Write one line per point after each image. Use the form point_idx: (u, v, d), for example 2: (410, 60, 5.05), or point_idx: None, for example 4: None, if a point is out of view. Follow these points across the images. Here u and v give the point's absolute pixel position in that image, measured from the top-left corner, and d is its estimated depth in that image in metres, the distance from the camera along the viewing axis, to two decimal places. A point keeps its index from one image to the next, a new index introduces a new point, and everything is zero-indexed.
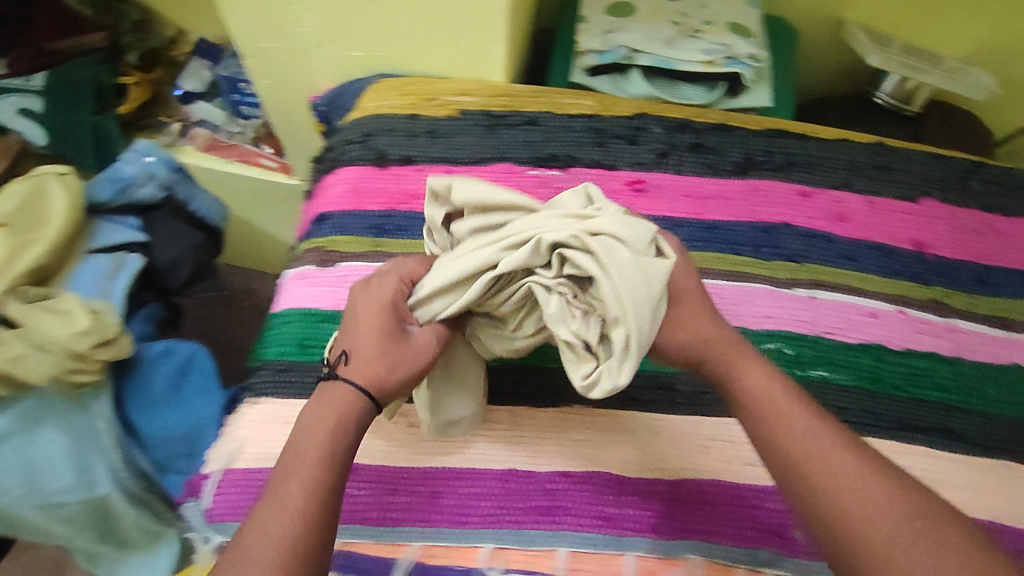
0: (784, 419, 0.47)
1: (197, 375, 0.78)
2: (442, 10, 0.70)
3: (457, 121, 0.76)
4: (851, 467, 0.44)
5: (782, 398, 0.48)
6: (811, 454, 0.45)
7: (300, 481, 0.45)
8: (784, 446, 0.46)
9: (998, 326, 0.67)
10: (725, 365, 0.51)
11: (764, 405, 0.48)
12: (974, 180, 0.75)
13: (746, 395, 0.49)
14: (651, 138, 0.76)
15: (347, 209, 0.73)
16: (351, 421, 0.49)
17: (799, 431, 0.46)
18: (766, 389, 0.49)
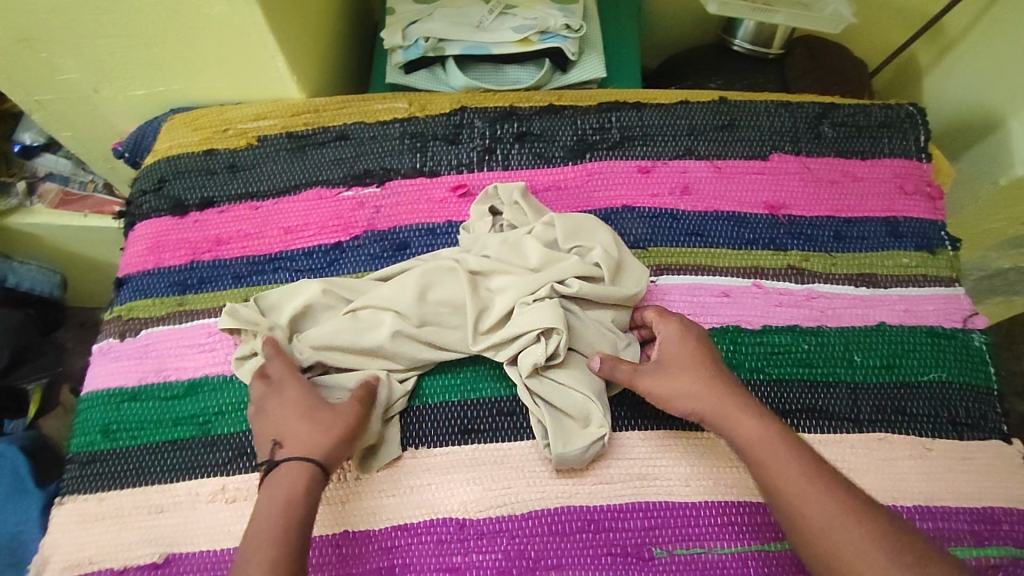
0: (773, 462, 0.48)
1: (12, 483, 0.73)
2: (203, 33, 0.62)
3: (256, 149, 0.68)
4: (819, 512, 0.45)
5: (784, 459, 0.48)
6: (805, 503, 0.46)
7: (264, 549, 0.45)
8: (767, 469, 0.48)
9: (861, 285, 0.62)
10: (722, 417, 0.51)
11: (769, 459, 0.48)
12: (826, 126, 0.69)
13: (749, 440, 0.50)
14: (472, 134, 0.68)
15: (146, 268, 0.64)
16: (303, 488, 0.48)
17: (781, 478, 0.47)
18: (760, 437, 0.50)
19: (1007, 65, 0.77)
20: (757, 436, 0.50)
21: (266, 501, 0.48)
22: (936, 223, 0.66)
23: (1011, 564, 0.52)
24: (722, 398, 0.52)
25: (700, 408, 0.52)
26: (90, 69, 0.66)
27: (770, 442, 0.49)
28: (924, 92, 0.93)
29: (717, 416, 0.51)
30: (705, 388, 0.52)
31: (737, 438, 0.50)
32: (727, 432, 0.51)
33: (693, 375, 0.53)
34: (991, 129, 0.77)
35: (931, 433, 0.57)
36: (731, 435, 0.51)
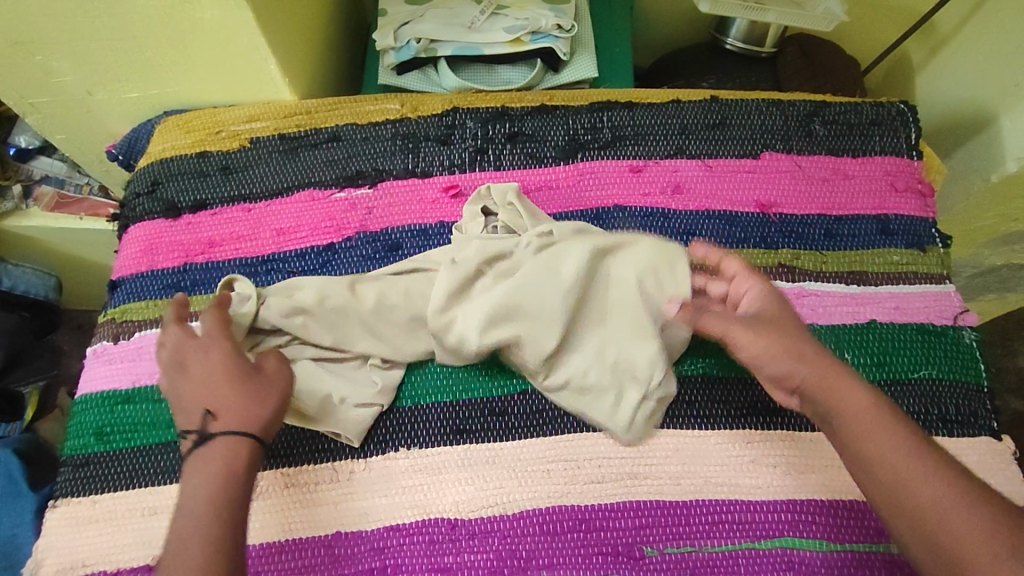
0: (882, 435, 0.46)
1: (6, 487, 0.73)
2: (195, 36, 0.62)
3: (249, 152, 0.68)
4: (923, 494, 0.43)
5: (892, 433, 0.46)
6: (899, 476, 0.44)
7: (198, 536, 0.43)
8: (862, 449, 0.46)
9: (852, 283, 0.63)
10: (827, 388, 0.49)
11: (868, 438, 0.46)
12: (817, 124, 0.69)
13: (859, 412, 0.47)
14: (465, 135, 0.68)
15: (139, 270, 0.65)
16: (241, 468, 0.47)
17: (871, 454, 0.45)
18: (875, 407, 0.47)
19: (998, 62, 0.77)
20: (866, 406, 0.47)
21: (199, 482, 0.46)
22: (927, 221, 0.66)
23: None
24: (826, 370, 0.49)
25: (801, 376, 0.50)
26: (82, 71, 0.66)
27: (880, 414, 0.47)
28: (917, 89, 0.93)
29: (820, 390, 0.49)
30: (804, 359, 0.50)
31: (844, 407, 0.48)
32: (833, 405, 0.48)
33: (790, 343, 0.51)
34: (983, 127, 0.77)
35: (921, 430, 0.57)
36: (837, 409, 0.48)
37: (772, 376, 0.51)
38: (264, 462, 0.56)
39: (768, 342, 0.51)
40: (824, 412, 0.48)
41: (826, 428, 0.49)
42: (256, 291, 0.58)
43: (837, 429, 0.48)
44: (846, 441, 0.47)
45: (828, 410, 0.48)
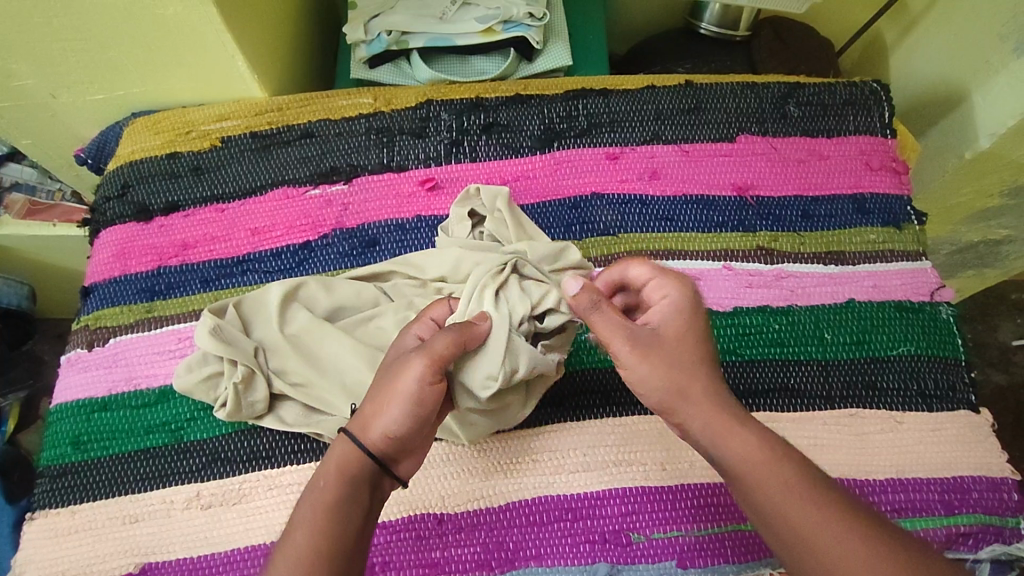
0: (771, 482, 0.42)
1: None
2: (160, 35, 0.60)
3: (219, 151, 0.67)
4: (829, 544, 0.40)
5: (782, 467, 0.43)
6: (798, 526, 0.41)
7: (302, 526, 0.41)
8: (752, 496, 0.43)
9: (830, 263, 0.63)
10: (713, 427, 0.44)
11: (741, 470, 0.43)
12: (791, 106, 0.69)
13: (745, 460, 0.43)
14: (439, 127, 0.67)
15: (112, 276, 0.63)
16: (352, 474, 0.43)
17: (766, 497, 0.42)
18: (759, 452, 0.43)
19: (968, 40, 0.77)
20: (755, 449, 0.43)
21: (309, 492, 0.43)
22: (901, 198, 0.66)
23: (980, 531, 0.54)
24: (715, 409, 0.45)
25: (686, 414, 0.45)
26: (45, 74, 0.64)
27: (761, 453, 0.43)
28: (891, 69, 0.93)
29: (703, 431, 0.45)
30: (692, 397, 0.45)
31: (726, 455, 0.44)
32: (716, 450, 0.44)
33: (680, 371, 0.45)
34: (955, 105, 0.78)
35: (901, 406, 0.58)
36: (720, 451, 0.44)
37: (653, 405, 0.46)
38: (246, 465, 0.56)
39: (653, 367, 0.45)
40: (709, 453, 0.45)
41: (715, 468, 0.45)
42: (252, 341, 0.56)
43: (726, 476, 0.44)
44: (737, 485, 0.43)
45: (712, 449, 0.44)
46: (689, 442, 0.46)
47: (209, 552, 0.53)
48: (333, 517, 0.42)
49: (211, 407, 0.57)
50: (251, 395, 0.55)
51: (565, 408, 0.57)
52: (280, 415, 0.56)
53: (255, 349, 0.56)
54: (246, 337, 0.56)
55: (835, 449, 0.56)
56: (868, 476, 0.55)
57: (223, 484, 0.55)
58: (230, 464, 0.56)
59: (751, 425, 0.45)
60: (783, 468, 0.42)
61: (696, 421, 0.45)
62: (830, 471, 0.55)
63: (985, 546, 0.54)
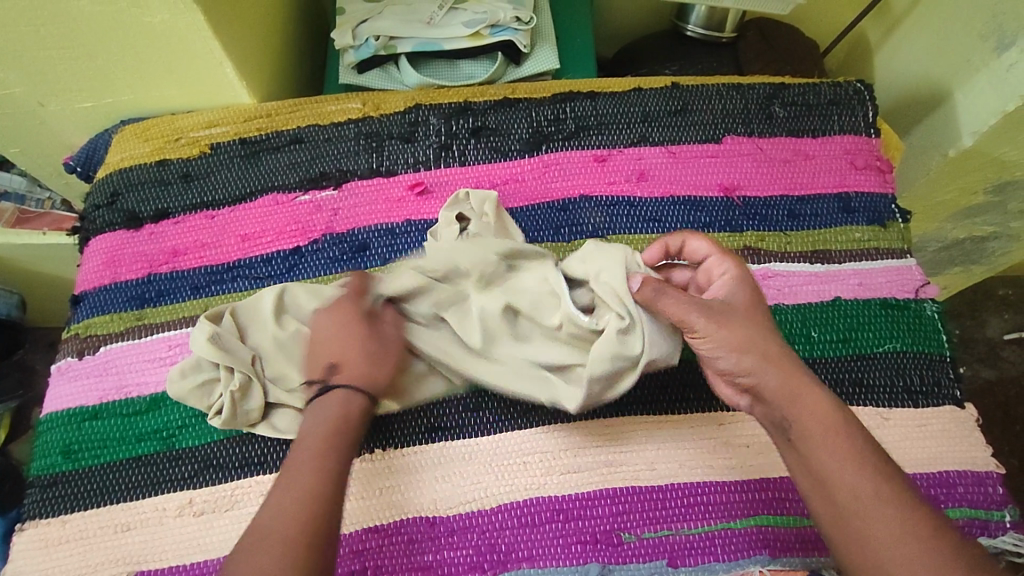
0: (831, 447, 0.45)
1: None
2: (147, 43, 0.60)
3: (208, 157, 0.67)
4: (872, 510, 0.43)
5: (841, 432, 0.45)
6: (854, 493, 0.43)
7: (293, 481, 0.45)
8: (815, 458, 0.45)
9: (816, 262, 0.64)
10: (787, 394, 0.47)
11: (809, 432, 0.46)
12: (776, 107, 0.70)
13: (812, 424, 0.46)
14: (428, 132, 0.68)
15: (102, 284, 0.63)
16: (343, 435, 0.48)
17: (827, 459, 0.45)
18: (827, 417, 0.46)
19: (950, 39, 0.78)
20: (826, 415, 0.46)
21: (299, 450, 0.47)
22: (886, 197, 0.67)
23: (966, 525, 0.55)
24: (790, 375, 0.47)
25: (763, 378, 0.48)
26: (32, 83, 0.64)
27: (832, 419, 0.46)
28: (875, 69, 0.94)
29: (776, 396, 0.47)
30: (769, 359, 0.48)
31: (796, 416, 0.46)
32: (789, 413, 0.47)
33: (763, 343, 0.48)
34: (938, 104, 0.79)
35: (887, 403, 0.58)
36: (795, 416, 0.47)
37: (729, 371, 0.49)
38: (238, 471, 0.56)
39: (735, 337, 0.48)
40: (779, 417, 0.47)
41: (780, 433, 0.48)
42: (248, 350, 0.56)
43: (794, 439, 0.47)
44: (801, 448, 0.46)
45: (784, 416, 0.47)
46: (761, 409, 0.49)
47: (201, 559, 0.53)
48: (318, 477, 0.45)
49: (202, 414, 0.57)
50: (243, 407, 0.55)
51: (555, 411, 0.57)
52: (273, 421, 0.56)
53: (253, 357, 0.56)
54: (242, 345, 0.56)
55: None
56: None
57: (214, 491, 0.55)
58: (222, 471, 0.56)
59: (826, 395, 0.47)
60: (840, 434, 0.45)
61: (769, 387, 0.47)
62: None
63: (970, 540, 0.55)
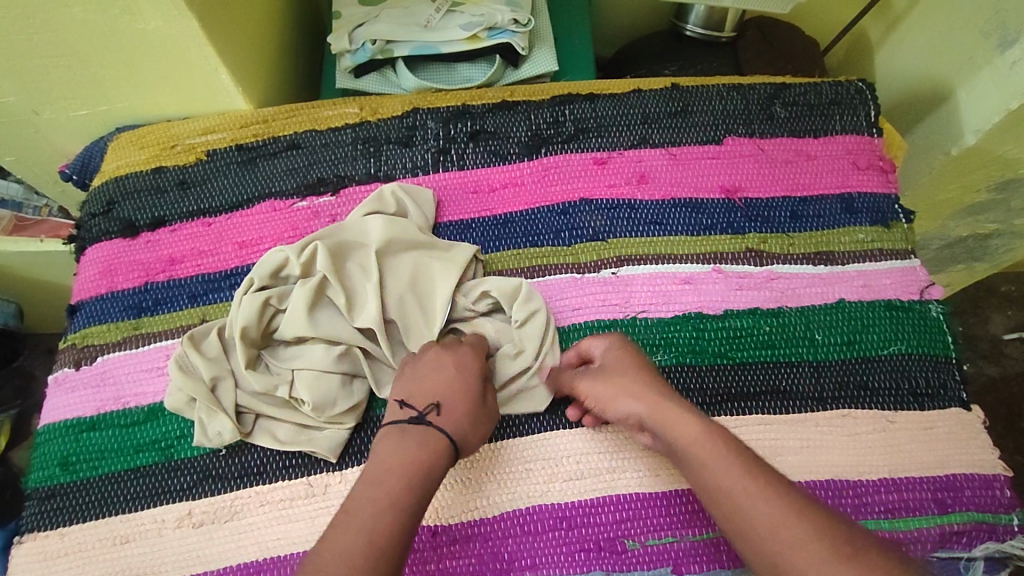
0: (711, 462, 0.46)
1: None
2: (141, 49, 0.60)
3: (205, 164, 0.67)
4: (767, 518, 0.43)
5: (714, 444, 0.47)
6: (740, 505, 0.44)
7: (363, 523, 0.43)
8: (705, 475, 0.46)
9: (819, 263, 0.63)
10: (662, 418, 0.49)
11: (692, 452, 0.47)
12: (777, 107, 0.69)
13: (691, 444, 0.47)
14: (426, 136, 0.67)
15: (99, 293, 0.63)
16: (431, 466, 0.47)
17: (712, 474, 0.46)
18: (701, 438, 0.47)
19: (952, 37, 0.77)
20: (699, 435, 0.48)
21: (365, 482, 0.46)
22: (889, 197, 0.67)
23: (974, 529, 0.54)
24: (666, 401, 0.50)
25: (635, 409, 0.51)
26: (27, 91, 0.64)
27: (708, 440, 0.47)
28: (877, 67, 0.94)
29: (657, 421, 0.50)
30: (640, 392, 0.51)
31: (676, 437, 0.48)
32: (671, 437, 0.49)
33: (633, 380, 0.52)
34: (941, 101, 0.78)
35: (893, 406, 0.58)
36: (677, 439, 0.48)
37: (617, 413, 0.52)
38: (237, 481, 0.55)
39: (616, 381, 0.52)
40: (670, 446, 0.49)
41: (675, 460, 0.49)
42: (214, 371, 0.55)
43: (682, 461, 0.48)
44: (693, 468, 0.47)
45: (670, 443, 0.49)
46: (656, 442, 0.51)
47: (202, 571, 0.52)
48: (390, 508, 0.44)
49: None
50: (225, 423, 0.55)
51: (557, 418, 0.57)
52: (274, 433, 0.56)
53: (216, 377, 0.55)
54: (206, 366, 0.55)
55: (829, 450, 0.56)
56: (862, 477, 0.55)
57: (215, 502, 0.54)
58: (222, 481, 0.55)
59: (699, 418, 0.49)
60: (722, 451, 0.46)
61: (646, 414, 0.50)
62: (824, 472, 0.55)
63: (979, 544, 0.54)
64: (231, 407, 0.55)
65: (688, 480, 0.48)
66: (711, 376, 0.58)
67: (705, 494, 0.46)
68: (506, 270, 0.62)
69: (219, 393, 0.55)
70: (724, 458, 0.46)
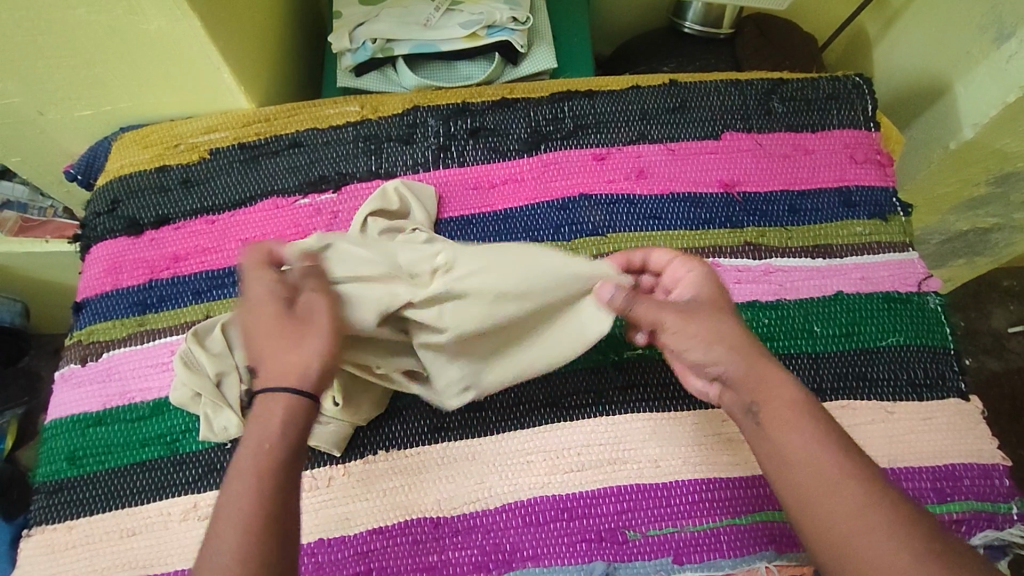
0: (795, 428, 0.45)
1: None
2: (144, 49, 0.61)
3: (208, 163, 0.68)
4: (845, 493, 0.42)
5: (803, 411, 0.45)
6: (819, 473, 0.43)
7: (245, 485, 0.43)
8: (786, 440, 0.44)
9: (818, 256, 0.64)
10: (754, 377, 0.47)
11: (774, 413, 0.46)
12: (775, 102, 0.70)
13: (779, 402, 0.46)
14: (427, 133, 0.68)
15: (104, 290, 0.63)
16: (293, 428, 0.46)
17: (800, 440, 0.44)
18: (795, 401, 0.46)
19: (949, 32, 0.78)
20: (790, 398, 0.46)
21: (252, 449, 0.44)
22: (887, 190, 0.67)
23: (973, 518, 0.54)
24: (755, 360, 0.48)
25: (728, 366, 0.48)
26: (32, 92, 0.65)
27: (798, 405, 0.46)
28: (875, 63, 0.94)
29: (744, 379, 0.47)
30: (735, 349, 0.48)
31: (762, 396, 0.47)
32: (756, 397, 0.47)
33: (718, 325, 0.49)
34: (939, 96, 0.78)
35: (891, 396, 0.58)
36: (763, 398, 0.46)
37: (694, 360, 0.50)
38: None
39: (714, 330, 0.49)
40: (748, 402, 0.47)
41: (749, 418, 0.47)
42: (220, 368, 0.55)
43: (763, 420, 0.46)
44: (770, 435, 0.45)
45: (751, 401, 0.47)
46: (727, 397, 0.49)
47: None
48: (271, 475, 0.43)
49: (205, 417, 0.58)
50: (231, 420, 0.55)
51: (556, 410, 0.57)
52: None
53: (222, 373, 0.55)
54: (211, 362, 0.55)
55: None
56: None
57: (219, 495, 0.55)
58: (226, 475, 0.56)
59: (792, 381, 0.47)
60: (808, 419, 0.45)
61: (734, 374, 0.48)
62: None
63: (977, 533, 0.54)
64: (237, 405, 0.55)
65: (758, 444, 0.46)
66: None
67: (777, 462, 0.45)
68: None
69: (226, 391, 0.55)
70: (804, 425, 0.45)
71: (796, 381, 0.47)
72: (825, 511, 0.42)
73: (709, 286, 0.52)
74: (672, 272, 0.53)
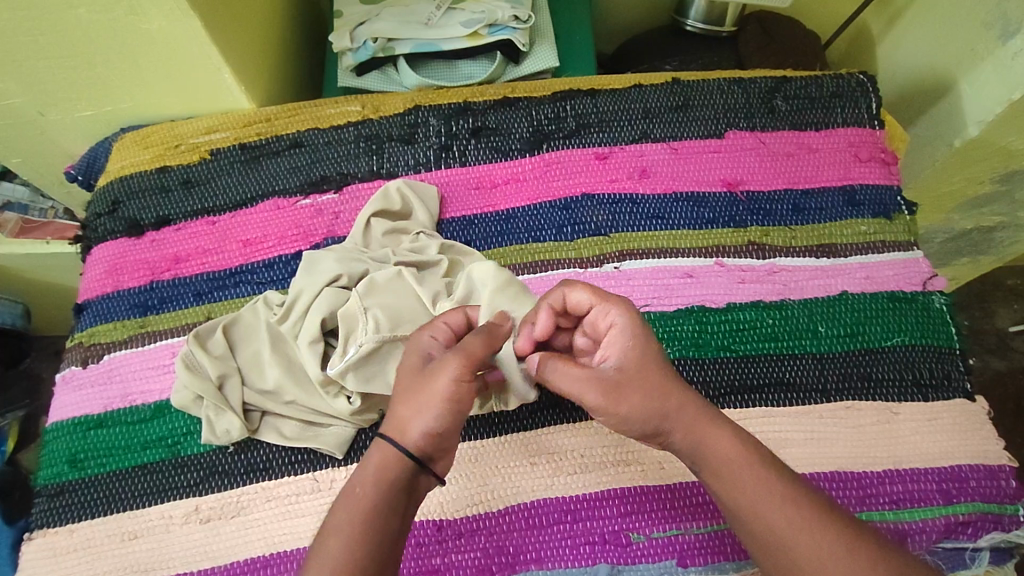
0: (744, 481, 0.44)
1: None
2: (144, 50, 0.60)
3: (209, 163, 0.67)
4: (803, 541, 0.42)
5: (748, 461, 0.45)
6: (773, 526, 0.43)
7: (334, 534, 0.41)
8: (734, 496, 0.44)
9: (821, 256, 0.63)
10: (692, 433, 0.45)
11: (718, 468, 0.45)
12: (778, 100, 0.69)
13: (718, 459, 0.45)
14: (428, 132, 0.67)
15: (105, 291, 0.63)
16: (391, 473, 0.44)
17: (746, 493, 0.44)
18: (737, 453, 0.45)
19: (954, 29, 0.77)
20: (731, 450, 0.45)
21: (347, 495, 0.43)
22: (891, 188, 0.66)
23: (980, 519, 0.54)
24: (697, 414, 0.46)
25: (665, 428, 0.46)
26: (32, 93, 0.64)
27: (741, 457, 0.45)
28: (878, 60, 0.94)
29: (687, 435, 0.46)
30: (668, 413, 0.45)
31: (706, 453, 0.45)
32: (698, 456, 0.46)
33: (650, 393, 0.45)
34: (943, 93, 0.78)
35: (897, 397, 0.58)
36: (703, 458, 0.45)
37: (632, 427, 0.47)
38: (244, 477, 0.55)
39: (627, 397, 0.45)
40: (690, 462, 0.46)
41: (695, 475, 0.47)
42: (223, 368, 0.56)
43: (707, 477, 0.46)
44: (717, 492, 0.45)
45: (693, 462, 0.46)
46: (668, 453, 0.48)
47: (210, 566, 0.53)
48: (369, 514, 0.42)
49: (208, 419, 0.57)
50: (233, 420, 0.55)
51: (560, 411, 0.57)
52: (280, 430, 0.56)
53: (225, 374, 0.56)
54: (214, 363, 0.56)
55: (833, 442, 0.56)
56: (865, 468, 0.55)
57: (222, 497, 0.55)
58: (229, 477, 0.55)
59: (731, 427, 0.46)
60: (755, 468, 0.44)
61: (675, 435, 0.46)
62: (830, 463, 0.55)
63: (984, 535, 0.54)
64: (239, 405, 0.56)
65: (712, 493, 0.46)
66: (715, 368, 0.58)
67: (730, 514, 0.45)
68: (508, 266, 0.63)
69: (227, 390, 0.56)
70: (752, 473, 0.44)
71: (735, 432, 0.46)
72: (793, 574, 0.42)
73: (635, 344, 0.46)
74: (598, 317, 0.48)
